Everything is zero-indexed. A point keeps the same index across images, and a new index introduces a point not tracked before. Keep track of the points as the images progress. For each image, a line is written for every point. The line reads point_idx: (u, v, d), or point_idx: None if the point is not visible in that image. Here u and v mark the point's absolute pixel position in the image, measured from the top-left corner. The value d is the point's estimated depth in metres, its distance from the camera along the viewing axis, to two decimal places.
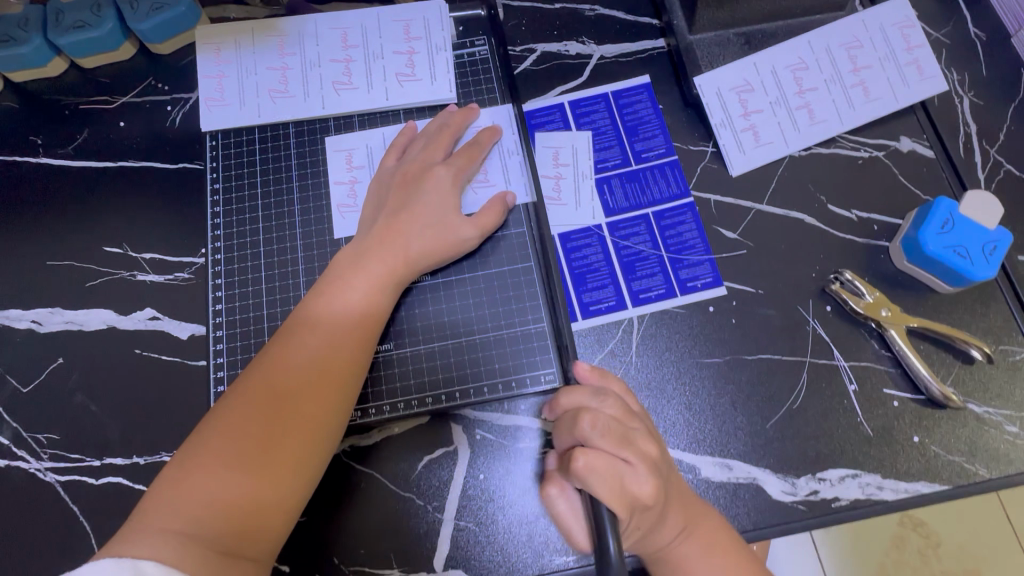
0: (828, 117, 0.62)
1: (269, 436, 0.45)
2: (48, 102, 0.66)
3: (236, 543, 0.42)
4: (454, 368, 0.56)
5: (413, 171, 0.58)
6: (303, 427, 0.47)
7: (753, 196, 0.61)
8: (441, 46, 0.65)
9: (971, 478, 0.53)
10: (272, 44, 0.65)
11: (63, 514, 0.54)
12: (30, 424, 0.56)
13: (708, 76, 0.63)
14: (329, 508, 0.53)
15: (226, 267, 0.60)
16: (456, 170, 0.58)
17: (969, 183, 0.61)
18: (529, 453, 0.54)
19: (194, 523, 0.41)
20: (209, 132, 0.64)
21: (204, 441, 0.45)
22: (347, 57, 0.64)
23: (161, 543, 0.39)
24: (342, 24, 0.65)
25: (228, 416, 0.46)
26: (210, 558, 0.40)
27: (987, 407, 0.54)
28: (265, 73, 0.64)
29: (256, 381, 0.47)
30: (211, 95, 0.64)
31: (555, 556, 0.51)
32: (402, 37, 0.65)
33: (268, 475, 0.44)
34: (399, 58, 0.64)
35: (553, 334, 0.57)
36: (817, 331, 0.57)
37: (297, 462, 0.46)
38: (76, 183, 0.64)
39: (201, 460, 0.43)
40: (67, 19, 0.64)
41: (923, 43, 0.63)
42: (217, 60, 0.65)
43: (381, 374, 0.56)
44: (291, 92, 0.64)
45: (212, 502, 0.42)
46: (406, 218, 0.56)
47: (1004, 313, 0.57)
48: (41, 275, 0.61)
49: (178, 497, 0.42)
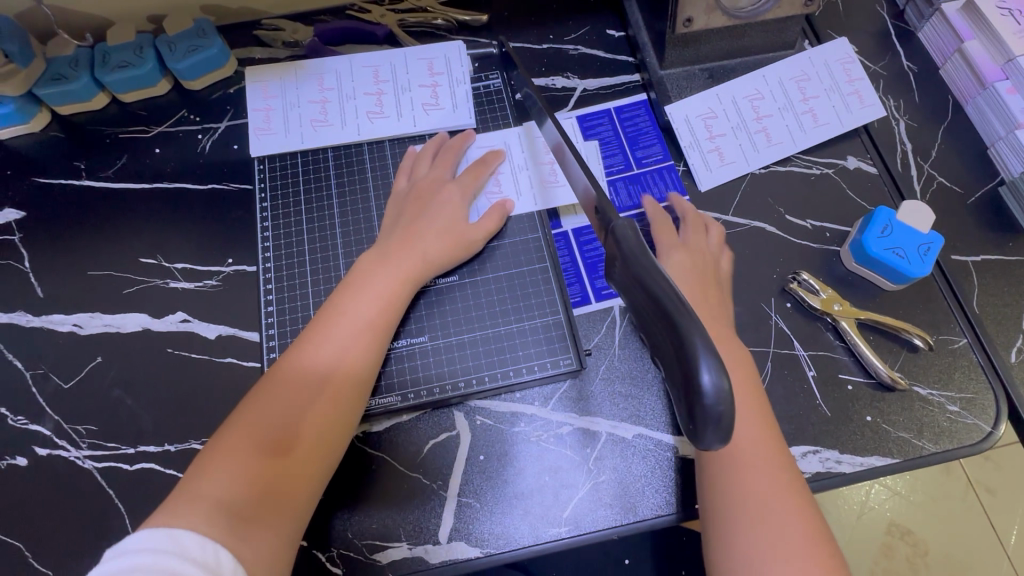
0: (783, 140, 0.71)
1: (296, 420, 0.51)
2: (91, 131, 0.74)
3: (261, 512, 0.47)
4: (484, 359, 0.62)
5: (425, 188, 0.66)
6: (322, 412, 0.53)
7: (720, 207, 0.69)
8: (461, 80, 0.74)
9: (918, 452, 0.59)
10: (313, 80, 0.73)
11: (100, 497, 0.59)
12: (70, 417, 0.62)
13: (677, 105, 0.72)
14: (351, 488, 0.58)
15: (276, 274, 0.67)
16: (464, 186, 0.67)
17: (907, 195, 0.69)
18: (525, 436, 0.60)
19: (226, 491, 0.46)
20: (258, 156, 0.71)
21: (242, 420, 0.51)
22: (378, 90, 0.73)
23: (199, 511, 0.44)
24: (373, 62, 0.74)
25: (260, 407, 0.52)
26: (236, 523, 0.45)
27: (931, 389, 0.61)
28: (306, 105, 0.72)
29: (282, 374, 0.54)
30: (260, 125, 0.72)
31: (548, 528, 0.57)
32: (426, 72, 0.74)
33: (292, 453, 0.50)
34: (424, 90, 0.73)
35: (568, 325, 0.63)
36: (779, 324, 0.64)
37: (317, 446, 0.52)
38: (115, 202, 0.71)
39: (238, 437, 0.49)
40: (112, 59, 0.72)
41: (862, 76, 0.72)
42: (264, 95, 0.73)
43: (413, 363, 0.62)
44: (331, 121, 0.72)
45: (243, 473, 0.48)
46: (419, 228, 0.63)
47: (943, 306, 0.64)
48: (81, 283, 0.68)
49: (213, 467, 0.47)
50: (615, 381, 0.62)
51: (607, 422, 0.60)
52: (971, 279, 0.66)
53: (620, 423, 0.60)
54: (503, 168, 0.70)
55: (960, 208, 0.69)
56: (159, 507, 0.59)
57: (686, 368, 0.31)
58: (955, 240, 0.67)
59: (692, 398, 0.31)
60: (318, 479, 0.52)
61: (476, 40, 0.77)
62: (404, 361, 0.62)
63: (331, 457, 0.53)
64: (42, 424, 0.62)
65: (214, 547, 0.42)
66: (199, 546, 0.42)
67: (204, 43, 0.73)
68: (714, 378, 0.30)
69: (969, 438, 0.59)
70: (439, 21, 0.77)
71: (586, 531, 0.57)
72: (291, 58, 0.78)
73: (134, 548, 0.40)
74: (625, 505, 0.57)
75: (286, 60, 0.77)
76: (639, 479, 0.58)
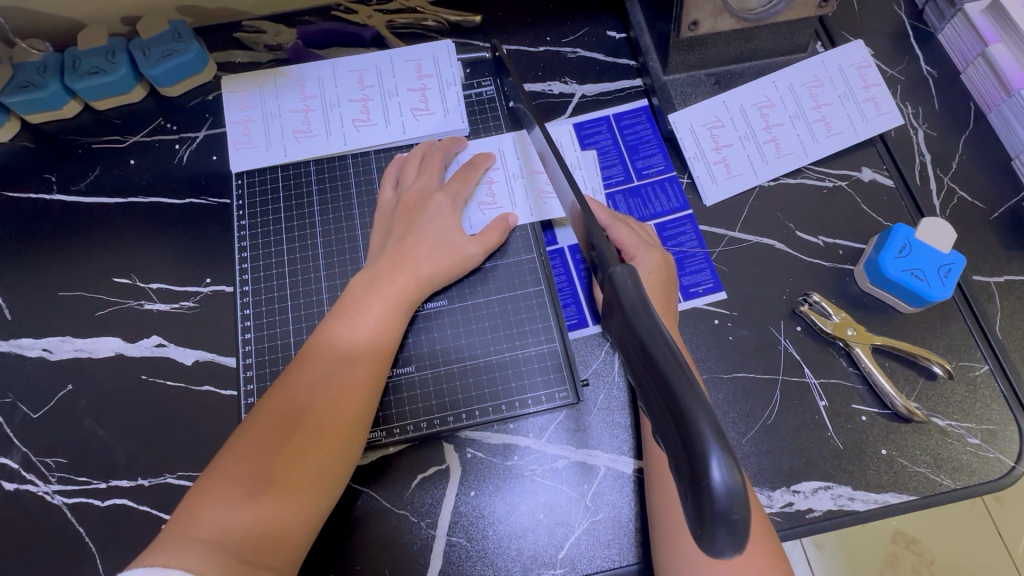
0: (793, 150, 0.67)
1: (291, 453, 0.48)
2: (63, 141, 0.70)
3: (261, 553, 0.44)
4: (485, 384, 0.59)
5: (413, 198, 0.62)
6: (321, 444, 0.49)
7: (726, 223, 0.65)
8: (451, 81, 0.69)
9: (936, 488, 0.56)
10: (294, 88, 0.69)
11: (69, 536, 0.56)
12: (39, 449, 0.59)
13: (682, 113, 0.68)
14: (337, 527, 0.55)
15: (254, 297, 0.63)
16: (454, 193, 0.63)
17: (926, 210, 0.65)
18: (519, 471, 0.57)
19: (224, 533, 0.43)
20: (238, 172, 0.67)
21: (233, 457, 0.47)
22: (364, 96, 0.69)
23: (194, 557, 0.41)
24: (358, 66, 0.70)
25: (252, 438, 0.48)
26: (235, 569, 0.42)
27: (950, 420, 0.57)
28: (288, 115, 0.68)
29: (276, 403, 0.50)
30: (239, 138, 0.68)
31: (542, 569, 0.54)
32: (415, 75, 0.69)
33: (292, 486, 0.47)
34: (413, 95, 0.69)
35: (564, 352, 0.60)
36: (788, 350, 0.60)
37: (317, 477, 0.48)
38: (87, 217, 0.68)
39: (230, 475, 0.46)
40: (83, 65, 0.68)
41: (878, 81, 0.68)
42: (243, 105, 0.69)
43: (398, 397, 0.58)
44: (314, 132, 0.68)
45: (239, 514, 0.44)
46: (414, 242, 0.59)
47: (963, 330, 0.60)
48: (51, 305, 0.64)
49: (206, 510, 0.44)
50: (615, 412, 0.58)
51: (606, 455, 0.57)
52: (993, 300, 0.62)
53: (621, 456, 0.57)
54: (493, 178, 0.66)
55: (981, 223, 0.65)
56: (131, 545, 0.55)
57: (694, 461, 0.27)
58: (977, 259, 0.64)
59: (701, 499, 0.27)
60: (321, 511, 0.49)
61: (469, 43, 0.73)
62: (388, 394, 0.58)
63: (334, 487, 0.50)
64: (9, 457, 0.59)
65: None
66: None
67: (180, 47, 0.69)
68: (726, 476, 0.26)
69: (990, 474, 0.56)
70: (429, 22, 0.73)
71: (582, 574, 0.53)
72: (274, 62, 0.73)
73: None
74: (625, 545, 0.54)
75: (268, 65, 0.73)
76: (640, 517, 0.55)
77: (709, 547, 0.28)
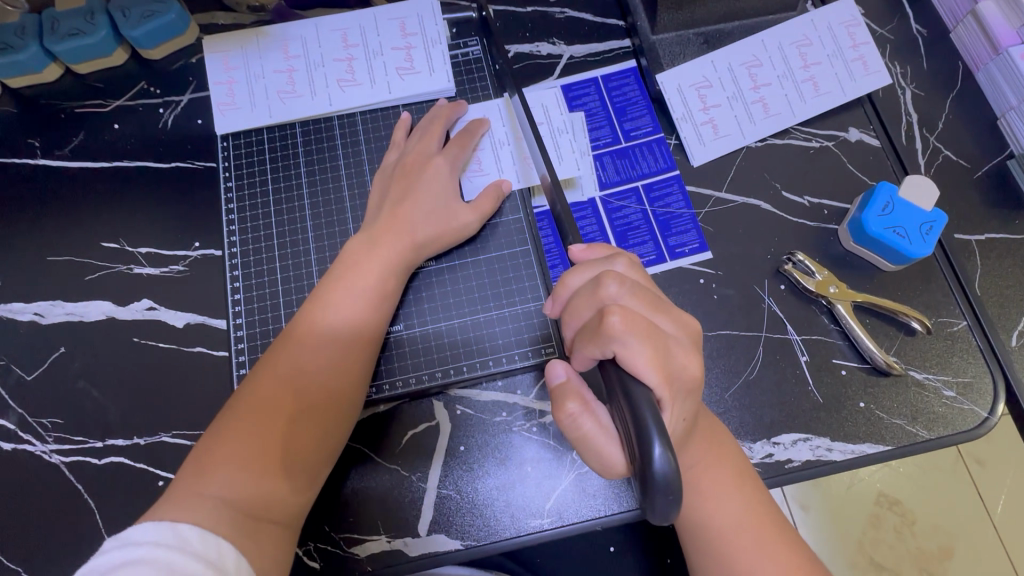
0: (781, 110, 0.67)
1: (294, 414, 0.49)
2: (44, 106, 0.69)
3: (266, 509, 0.45)
4: (474, 342, 0.60)
5: (412, 163, 0.61)
6: (322, 405, 0.50)
7: (713, 183, 0.66)
8: (436, 39, 0.68)
9: (911, 438, 0.57)
10: (277, 49, 0.68)
11: (68, 492, 0.57)
12: (34, 411, 0.60)
13: (670, 73, 0.67)
14: (337, 482, 0.56)
15: (243, 260, 0.64)
16: (452, 159, 0.62)
17: (911, 168, 0.66)
18: (505, 427, 0.58)
19: (233, 488, 0.45)
20: (222, 134, 0.67)
21: (236, 421, 0.48)
22: (348, 56, 0.68)
23: (199, 509, 0.42)
24: (341, 25, 0.69)
25: (253, 399, 0.49)
26: (244, 523, 0.43)
27: (927, 373, 0.59)
28: (272, 76, 0.67)
29: (276, 367, 0.51)
30: (222, 100, 0.67)
31: (530, 519, 0.55)
32: (399, 34, 0.68)
33: (292, 448, 0.48)
34: (398, 54, 0.68)
35: None
36: (772, 308, 0.61)
37: (319, 439, 0.50)
38: (73, 182, 0.67)
39: (234, 434, 0.47)
40: (61, 27, 0.67)
41: (867, 40, 0.67)
42: (225, 66, 0.68)
43: (393, 353, 0.59)
44: (299, 92, 0.67)
45: (247, 471, 0.45)
46: (410, 205, 0.59)
47: (943, 287, 0.62)
48: (40, 269, 0.64)
49: (214, 467, 0.45)
50: None
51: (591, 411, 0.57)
52: (974, 259, 0.63)
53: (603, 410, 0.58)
54: (480, 146, 0.65)
55: (965, 182, 0.66)
56: (129, 501, 0.57)
57: (642, 444, 0.34)
58: (959, 217, 0.64)
59: (645, 475, 0.34)
60: (322, 472, 0.50)
61: (455, 3, 0.72)
62: (382, 351, 0.59)
63: (333, 448, 0.51)
64: (5, 418, 0.59)
65: (216, 541, 0.41)
66: (200, 538, 0.40)
67: (160, 8, 0.67)
68: (664, 456, 0.33)
69: (964, 424, 0.58)
70: None
71: (568, 523, 0.55)
72: (258, 24, 0.72)
73: (138, 541, 0.38)
74: (612, 495, 0.56)
75: (251, 26, 0.72)
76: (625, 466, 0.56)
77: (652, 512, 0.34)
